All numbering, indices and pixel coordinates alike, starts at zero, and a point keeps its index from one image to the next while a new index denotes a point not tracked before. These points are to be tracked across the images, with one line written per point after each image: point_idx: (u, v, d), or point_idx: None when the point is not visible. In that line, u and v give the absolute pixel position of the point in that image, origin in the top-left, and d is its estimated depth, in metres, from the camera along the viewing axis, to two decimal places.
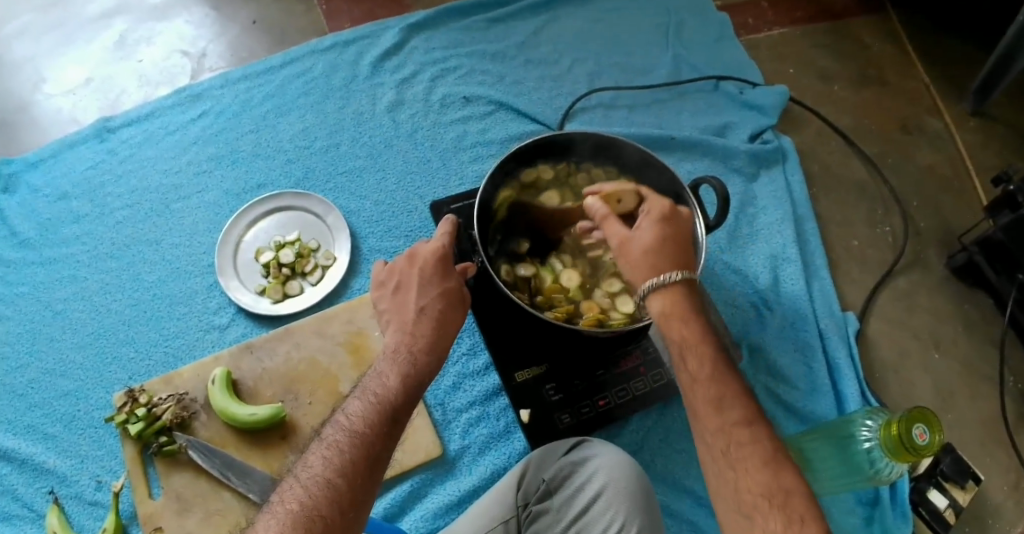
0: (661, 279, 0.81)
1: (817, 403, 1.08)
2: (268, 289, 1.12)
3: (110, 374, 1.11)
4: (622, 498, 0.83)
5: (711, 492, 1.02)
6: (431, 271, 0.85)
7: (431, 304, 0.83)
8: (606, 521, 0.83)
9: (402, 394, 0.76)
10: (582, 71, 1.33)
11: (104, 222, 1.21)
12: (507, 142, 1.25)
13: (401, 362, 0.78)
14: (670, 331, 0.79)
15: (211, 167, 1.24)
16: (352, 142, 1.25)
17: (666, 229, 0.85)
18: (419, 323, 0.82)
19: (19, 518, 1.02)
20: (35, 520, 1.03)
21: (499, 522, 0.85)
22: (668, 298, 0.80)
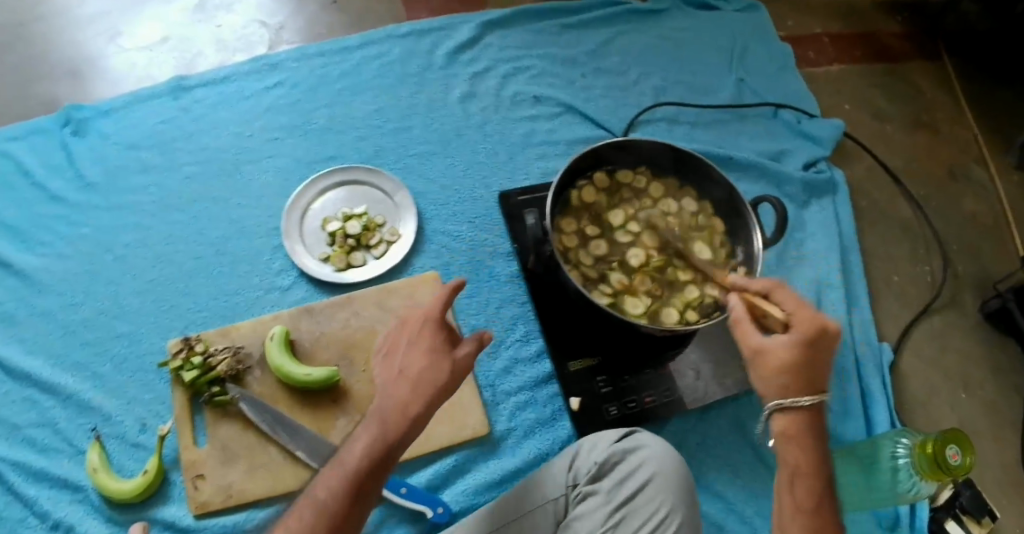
0: (789, 404, 0.78)
1: (846, 426, 1.13)
2: (333, 257, 1.12)
3: (165, 321, 1.14)
4: (665, 490, 0.90)
5: (739, 498, 1.06)
6: (415, 338, 0.79)
7: (411, 368, 0.77)
8: (649, 511, 0.90)
9: (425, 403, 0.76)
10: (649, 84, 1.33)
11: (172, 175, 1.24)
12: (573, 145, 1.24)
13: (426, 375, 0.77)
14: (795, 454, 0.78)
15: (283, 136, 1.26)
16: (424, 127, 1.24)
17: (802, 352, 0.78)
18: (405, 391, 0.76)
19: (59, 451, 1.06)
20: (75, 454, 1.06)
21: (549, 501, 0.93)
22: (787, 424, 0.79)
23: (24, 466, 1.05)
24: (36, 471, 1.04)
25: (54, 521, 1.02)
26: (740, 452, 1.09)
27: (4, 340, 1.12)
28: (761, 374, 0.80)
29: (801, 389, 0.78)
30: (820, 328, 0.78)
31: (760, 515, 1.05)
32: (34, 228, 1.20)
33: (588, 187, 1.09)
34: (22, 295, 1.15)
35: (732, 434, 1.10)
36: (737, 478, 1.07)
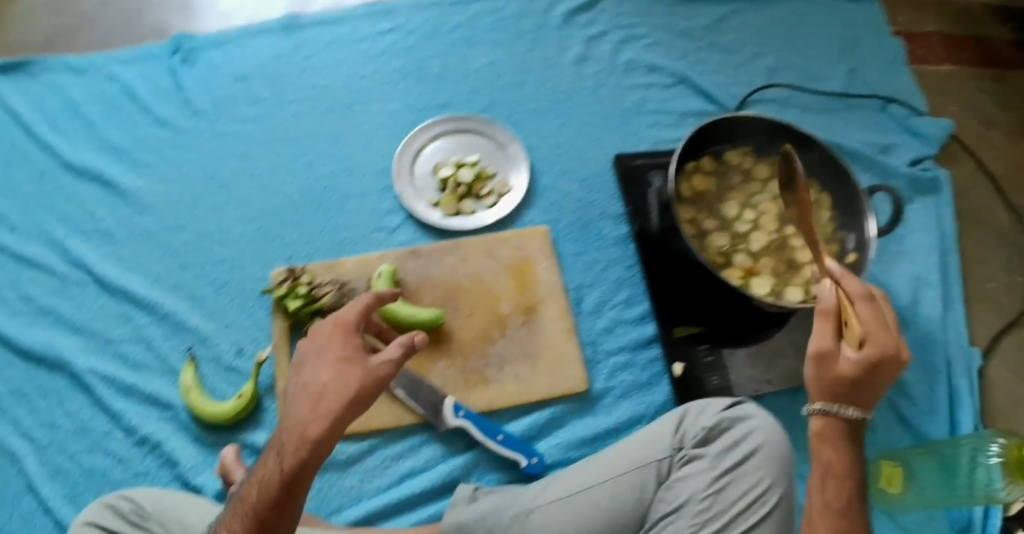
0: (834, 410, 0.78)
1: (928, 424, 1.13)
2: (443, 202, 1.12)
3: (269, 252, 1.11)
4: (771, 461, 0.92)
5: None
6: (328, 352, 0.75)
7: (320, 381, 0.73)
8: (754, 480, 0.91)
9: (315, 422, 0.70)
10: (762, 64, 1.31)
11: (282, 108, 1.23)
12: (687, 115, 1.24)
13: (317, 396, 0.72)
14: (829, 454, 0.79)
15: (396, 80, 1.25)
16: (537, 85, 1.25)
17: (866, 374, 0.75)
18: (310, 411, 0.71)
19: (149, 367, 1.04)
20: (166, 373, 1.04)
21: (654, 460, 0.94)
22: (826, 424, 0.79)
23: (114, 380, 1.02)
24: (127, 386, 1.02)
25: (142, 437, 1.00)
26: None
27: (103, 256, 1.11)
28: (811, 377, 0.79)
29: (850, 399, 0.77)
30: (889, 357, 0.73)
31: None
32: (137, 149, 1.18)
33: (696, 174, 1.10)
34: (122, 215, 1.13)
35: None
36: None
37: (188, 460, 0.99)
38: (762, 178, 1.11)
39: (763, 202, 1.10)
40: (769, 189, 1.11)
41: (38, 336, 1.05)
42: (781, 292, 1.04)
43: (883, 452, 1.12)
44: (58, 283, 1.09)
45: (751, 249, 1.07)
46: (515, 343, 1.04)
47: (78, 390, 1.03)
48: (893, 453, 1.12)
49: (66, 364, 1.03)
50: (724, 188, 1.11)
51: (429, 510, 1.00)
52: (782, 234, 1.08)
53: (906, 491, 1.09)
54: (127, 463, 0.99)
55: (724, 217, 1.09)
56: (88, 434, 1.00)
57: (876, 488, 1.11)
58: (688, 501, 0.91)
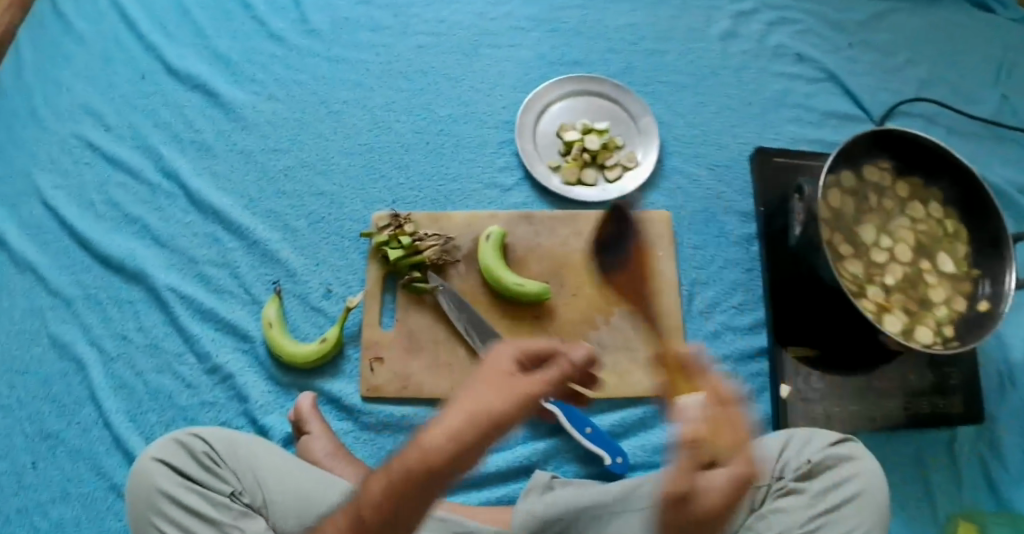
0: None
1: (1017, 493, 1.05)
2: (564, 168, 1.05)
3: (372, 191, 1.09)
4: (874, 509, 0.86)
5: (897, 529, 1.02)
6: (485, 373, 0.61)
7: (467, 403, 0.58)
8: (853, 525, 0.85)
9: (446, 451, 0.56)
10: (914, 74, 1.21)
11: (404, 40, 1.17)
12: (828, 116, 1.14)
13: (454, 416, 0.58)
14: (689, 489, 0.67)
15: (528, 27, 1.17)
16: (679, 56, 1.15)
17: (692, 521, 0.67)
18: (432, 425, 0.60)
19: (232, 294, 1.07)
20: (246, 304, 1.07)
21: (749, 485, 0.90)
22: None
23: (190, 302, 1.06)
24: (205, 310, 1.05)
25: (213, 366, 1.03)
26: (911, 486, 1.06)
27: (195, 169, 1.13)
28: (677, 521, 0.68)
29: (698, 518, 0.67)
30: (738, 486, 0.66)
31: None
32: (247, 62, 1.18)
33: (833, 190, 0.98)
34: (222, 129, 1.15)
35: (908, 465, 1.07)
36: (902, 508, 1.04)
37: (257, 397, 1.02)
38: (902, 200, 1.03)
39: (900, 227, 1.02)
40: (906, 212, 1.03)
41: (120, 246, 1.08)
42: (913, 331, 0.97)
43: (959, 510, 1.04)
44: (147, 192, 1.12)
45: (885, 281, 0.99)
46: (617, 331, 0.99)
47: (155, 306, 1.06)
48: (966, 512, 1.05)
49: (146, 278, 1.07)
50: (863, 207, 1.01)
51: (500, 492, 0.96)
52: (916, 264, 1.01)
53: None
54: (194, 390, 1.02)
55: (861, 243, 1.00)
56: (157, 354, 1.04)
57: None
58: None
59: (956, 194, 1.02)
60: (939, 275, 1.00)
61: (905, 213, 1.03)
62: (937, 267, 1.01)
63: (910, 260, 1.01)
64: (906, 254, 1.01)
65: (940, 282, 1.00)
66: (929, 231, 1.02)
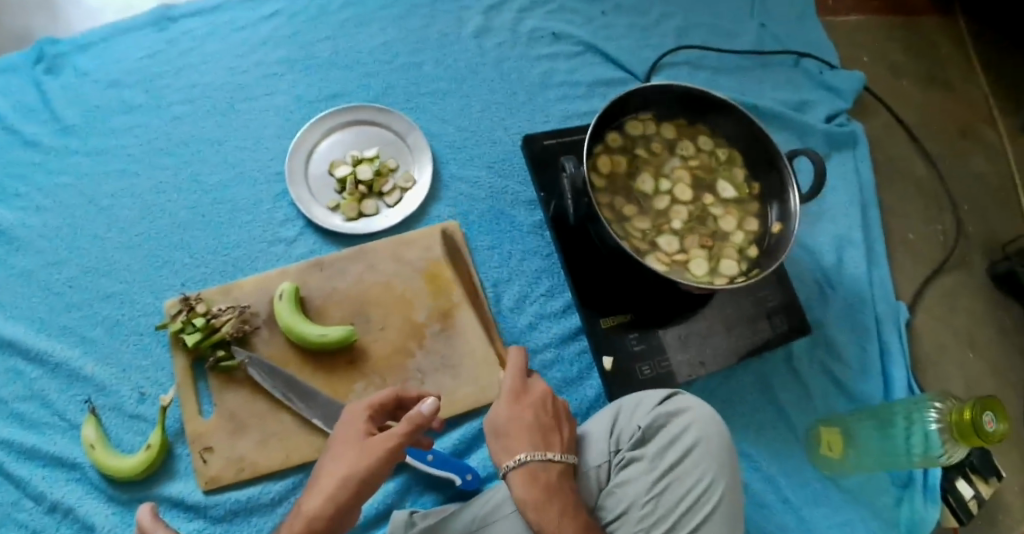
0: (518, 461, 0.78)
1: (866, 384, 1.11)
2: (343, 206, 1.02)
3: (161, 279, 1.04)
4: (709, 458, 0.88)
5: (763, 457, 1.07)
6: (349, 440, 0.78)
7: (337, 466, 0.76)
8: (693, 479, 0.87)
9: (320, 512, 0.74)
10: (672, 24, 1.24)
11: (159, 115, 1.12)
12: (594, 86, 1.16)
13: (327, 472, 0.76)
14: (541, 518, 0.75)
15: (282, 71, 1.13)
16: (437, 64, 1.14)
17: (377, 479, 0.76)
18: (308, 495, 0.76)
19: (48, 424, 1.01)
20: (69, 430, 1.01)
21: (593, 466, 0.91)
22: (524, 485, 0.77)
23: (13, 444, 0.99)
24: (29, 448, 0.99)
25: (52, 503, 0.97)
26: (764, 410, 1.09)
27: None
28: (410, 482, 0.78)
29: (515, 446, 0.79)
30: (380, 448, 0.76)
31: (781, 473, 1.06)
32: (4, 176, 1.09)
33: (602, 157, 1.01)
34: None
35: (757, 391, 1.10)
36: (761, 436, 1.08)
37: (103, 523, 0.97)
38: (669, 143, 1.06)
39: (677, 171, 1.05)
40: (678, 153, 1.05)
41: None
42: (715, 267, 1.00)
43: (824, 419, 1.09)
44: None
45: (677, 226, 1.01)
46: (433, 353, 0.96)
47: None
48: (831, 420, 1.09)
49: None
50: (635, 167, 1.03)
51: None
52: (702, 202, 1.04)
53: (846, 455, 1.06)
54: None
55: (646, 197, 1.02)
56: None
57: (818, 455, 1.08)
58: (630, 507, 0.87)
59: (721, 121, 1.05)
60: (725, 205, 1.04)
61: (677, 155, 1.05)
62: (721, 198, 1.04)
63: (695, 200, 1.04)
64: (689, 196, 1.04)
65: (727, 212, 1.04)
66: (702, 167, 1.06)
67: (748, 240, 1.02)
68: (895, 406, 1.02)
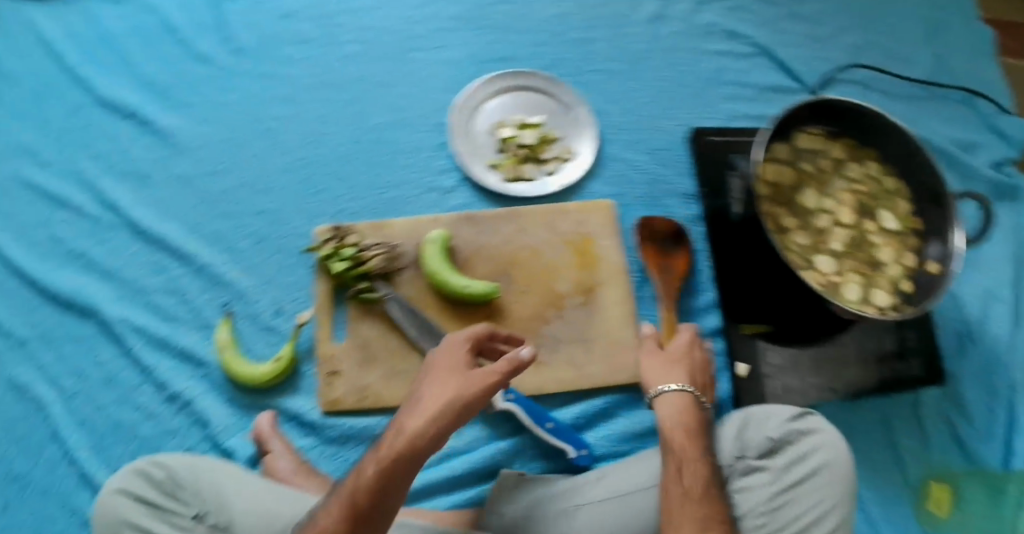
0: (665, 388, 0.91)
1: (988, 447, 1.04)
2: (503, 165, 1.05)
3: (314, 204, 1.08)
4: (836, 484, 0.86)
5: (868, 497, 1.01)
6: (449, 368, 0.76)
7: (438, 391, 0.74)
8: (816, 501, 0.86)
9: (416, 434, 0.72)
10: (846, 42, 1.20)
11: (333, 50, 1.16)
12: (764, 92, 1.14)
13: (426, 397, 0.74)
14: (679, 438, 0.85)
15: (456, 26, 1.15)
16: (609, 44, 1.15)
17: (472, 408, 0.74)
18: (410, 414, 0.74)
19: (185, 321, 1.05)
20: (200, 329, 1.05)
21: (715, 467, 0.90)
22: (669, 408, 0.89)
23: (148, 333, 1.04)
24: (160, 340, 1.04)
25: (172, 394, 1.02)
26: (882, 451, 1.04)
27: (137, 199, 1.11)
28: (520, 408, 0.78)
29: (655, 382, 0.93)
30: (481, 378, 0.74)
31: (885, 519, 1.00)
32: (178, 85, 1.16)
33: (771, 166, 0.99)
34: (158, 155, 1.13)
35: (877, 428, 1.05)
36: (871, 476, 1.02)
37: (219, 422, 1.01)
38: (835, 161, 1.03)
39: (839, 191, 1.02)
40: (843, 173, 1.03)
41: (69, 282, 1.07)
42: (868, 296, 0.97)
43: (931, 470, 1.03)
44: (90, 226, 1.10)
45: (832, 248, 1.00)
46: (569, 324, 0.99)
47: (107, 340, 1.05)
48: (937, 472, 1.03)
49: (96, 312, 1.05)
50: (800, 180, 1.01)
51: (470, 494, 0.95)
52: (860, 226, 1.01)
53: (948, 512, 1.01)
54: (156, 421, 1.01)
55: (806, 212, 1.00)
56: (116, 387, 1.03)
57: (922, 506, 1.01)
58: (745, 515, 0.87)
59: (893, 150, 1.01)
60: (883, 234, 1.02)
61: (841, 176, 1.03)
62: (879, 226, 1.02)
63: (854, 224, 1.01)
64: (849, 218, 1.01)
65: (886, 243, 1.01)
66: (865, 191, 1.03)
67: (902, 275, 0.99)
68: (1005, 472, 1.02)
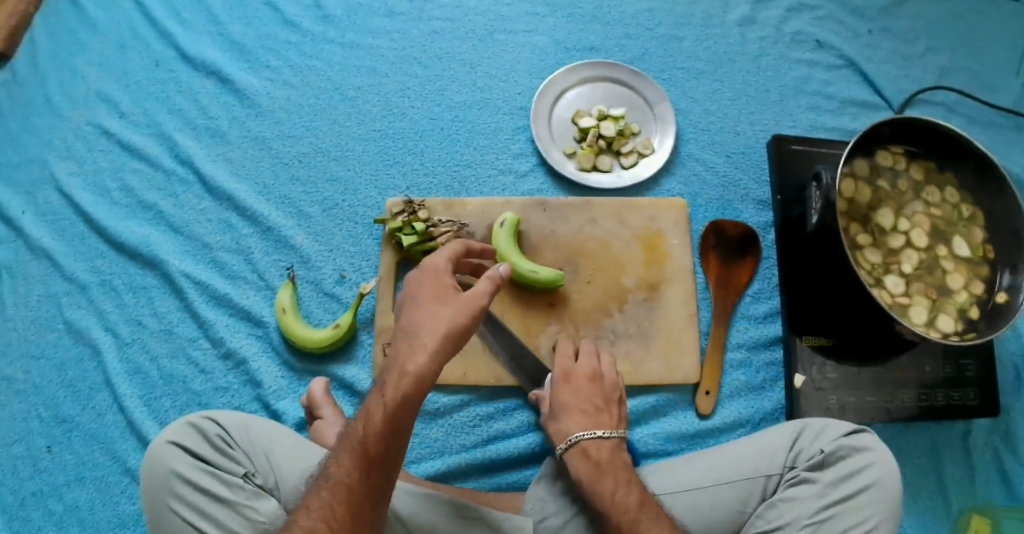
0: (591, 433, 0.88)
1: None
2: (580, 154, 1.08)
3: (388, 177, 1.10)
4: (884, 503, 0.83)
5: (909, 523, 1.00)
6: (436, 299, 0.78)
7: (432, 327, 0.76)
8: (863, 517, 0.83)
9: (420, 371, 0.73)
10: (935, 61, 1.19)
11: (420, 26, 1.18)
12: (846, 104, 1.15)
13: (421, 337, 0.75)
14: (600, 486, 0.83)
15: (545, 13, 1.18)
16: (696, 42, 1.17)
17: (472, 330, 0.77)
18: (408, 353, 0.75)
19: (246, 279, 1.06)
20: (261, 290, 1.06)
21: (762, 475, 0.88)
22: (584, 455, 0.86)
23: (208, 288, 1.06)
24: (220, 296, 1.05)
25: (228, 351, 1.03)
26: (927, 479, 1.02)
27: (210, 156, 1.13)
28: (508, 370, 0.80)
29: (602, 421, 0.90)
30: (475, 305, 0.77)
31: None
32: (260, 48, 1.18)
33: (847, 180, 0.98)
34: (235, 114, 1.15)
35: (926, 456, 1.03)
36: (914, 503, 1.01)
37: (272, 382, 1.02)
38: (916, 183, 1.02)
39: (916, 213, 1.01)
40: (922, 196, 1.01)
41: (137, 232, 1.09)
42: (933, 321, 0.96)
43: (973, 502, 1.01)
44: (162, 178, 1.12)
45: (904, 268, 0.98)
46: (631, 319, 1.00)
47: (169, 291, 1.07)
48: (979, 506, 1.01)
49: (160, 264, 1.07)
50: (876, 198, 1.00)
51: (511, 478, 0.96)
52: (936, 251, 0.99)
53: None
54: (209, 375, 1.03)
55: (880, 230, 0.99)
56: (174, 338, 1.04)
57: None
58: (789, 525, 0.84)
59: (976, 176, 0.99)
60: (959, 260, 0.99)
61: (921, 197, 1.01)
62: (956, 251, 0.99)
63: (929, 247, 0.99)
64: (924, 241, 0.99)
65: (958, 268, 0.98)
66: (944, 215, 1.01)
67: (972, 303, 0.97)
68: None
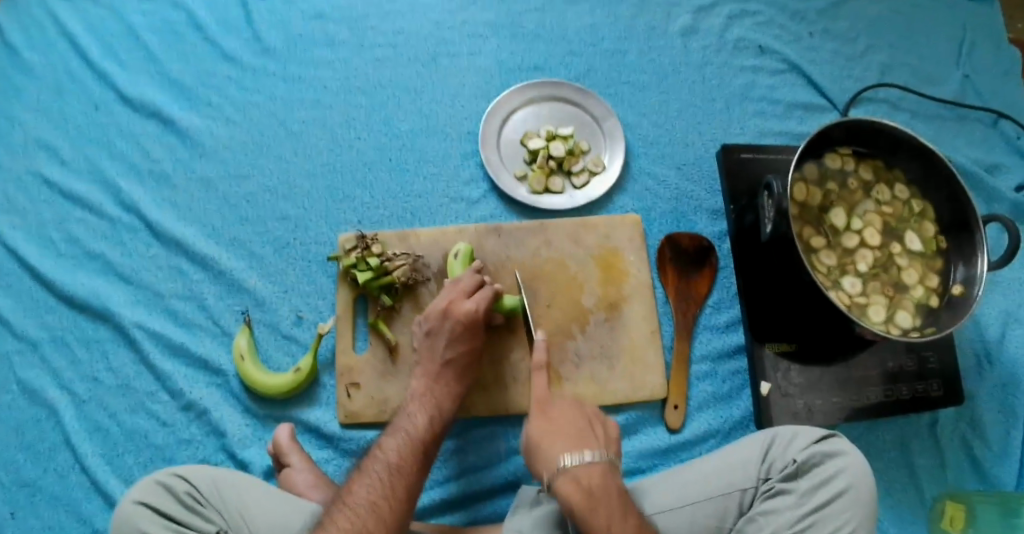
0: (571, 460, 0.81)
1: (1003, 470, 1.02)
2: (531, 176, 1.08)
3: (338, 213, 1.09)
4: (859, 507, 0.83)
5: (883, 517, 1.01)
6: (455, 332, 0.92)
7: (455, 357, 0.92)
8: (840, 523, 0.83)
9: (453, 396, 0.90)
10: (875, 59, 1.21)
11: (362, 55, 1.16)
12: (792, 107, 1.16)
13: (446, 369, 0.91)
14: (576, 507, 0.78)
15: (487, 34, 1.17)
16: (640, 55, 1.17)
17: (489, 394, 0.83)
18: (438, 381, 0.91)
19: (200, 327, 1.04)
20: (217, 337, 1.04)
21: (738, 489, 0.87)
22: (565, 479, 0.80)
23: (163, 339, 1.03)
24: (176, 346, 1.02)
25: (188, 403, 1.00)
26: (896, 472, 1.03)
27: (156, 202, 1.10)
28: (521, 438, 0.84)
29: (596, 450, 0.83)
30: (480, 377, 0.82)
31: None
32: (201, 87, 1.15)
33: (799, 184, 0.98)
34: (180, 156, 1.12)
35: (895, 449, 1.04)
36: (886, 497, 1.02)
37: (235, 431, 1.00)
38: (868, 183, 1.02)
39: (868, 212, 1.01)
40: (874, 194, 1.02)
41: (86, 285, 1.05)
42: (891, 318, 0.97)
43: (946, 488, 1.02)
44: (108, 227, 1.09)
45: (860, 268, 0.99)
46: (593, 339, 0.99)
47: (124, 344, 1.03)
48: (953, 492, 1.02)
49: (113, 317, 1.04)
50: (828, 200, 1.00)
51: (486, 509, 0.95)
52: (890, 248, 1.00)
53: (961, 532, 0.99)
54: (171, 429, 1.00)
55: (834, 232, 1.00)
56: (131, 393, 1.01)
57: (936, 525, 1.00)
58: None
59: (924, 171, 1.00)
60: (912, 256, 1.00)
61: (872, 196, 1.02)
62: (909, 248, 1.00)
63: (884, 245, 1.00)
64: (878, 240, 1.00)
65: (912, 265, 1.00)
66: (896, 212, 1.02)
67: (929, 297, 0.98)
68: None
